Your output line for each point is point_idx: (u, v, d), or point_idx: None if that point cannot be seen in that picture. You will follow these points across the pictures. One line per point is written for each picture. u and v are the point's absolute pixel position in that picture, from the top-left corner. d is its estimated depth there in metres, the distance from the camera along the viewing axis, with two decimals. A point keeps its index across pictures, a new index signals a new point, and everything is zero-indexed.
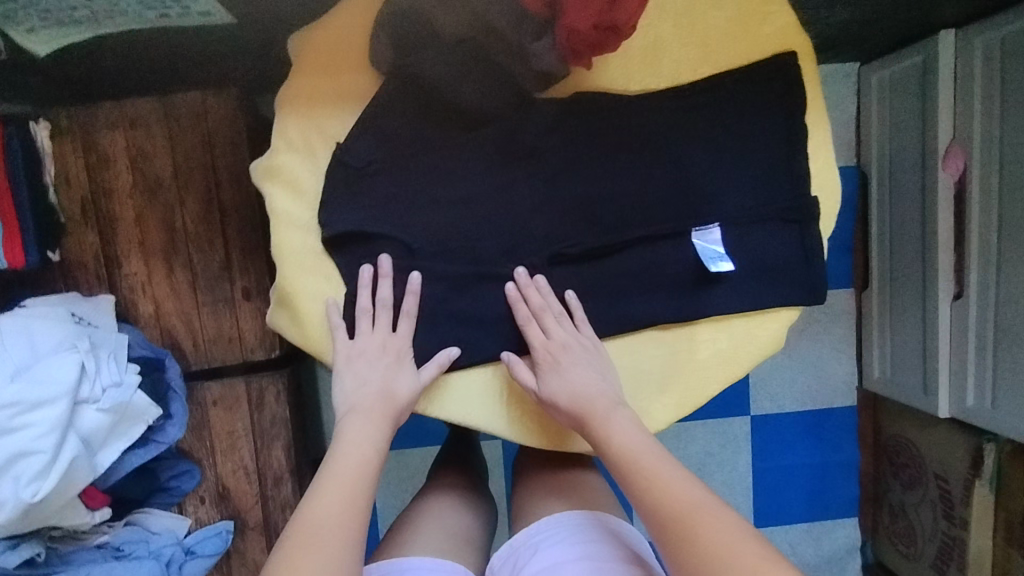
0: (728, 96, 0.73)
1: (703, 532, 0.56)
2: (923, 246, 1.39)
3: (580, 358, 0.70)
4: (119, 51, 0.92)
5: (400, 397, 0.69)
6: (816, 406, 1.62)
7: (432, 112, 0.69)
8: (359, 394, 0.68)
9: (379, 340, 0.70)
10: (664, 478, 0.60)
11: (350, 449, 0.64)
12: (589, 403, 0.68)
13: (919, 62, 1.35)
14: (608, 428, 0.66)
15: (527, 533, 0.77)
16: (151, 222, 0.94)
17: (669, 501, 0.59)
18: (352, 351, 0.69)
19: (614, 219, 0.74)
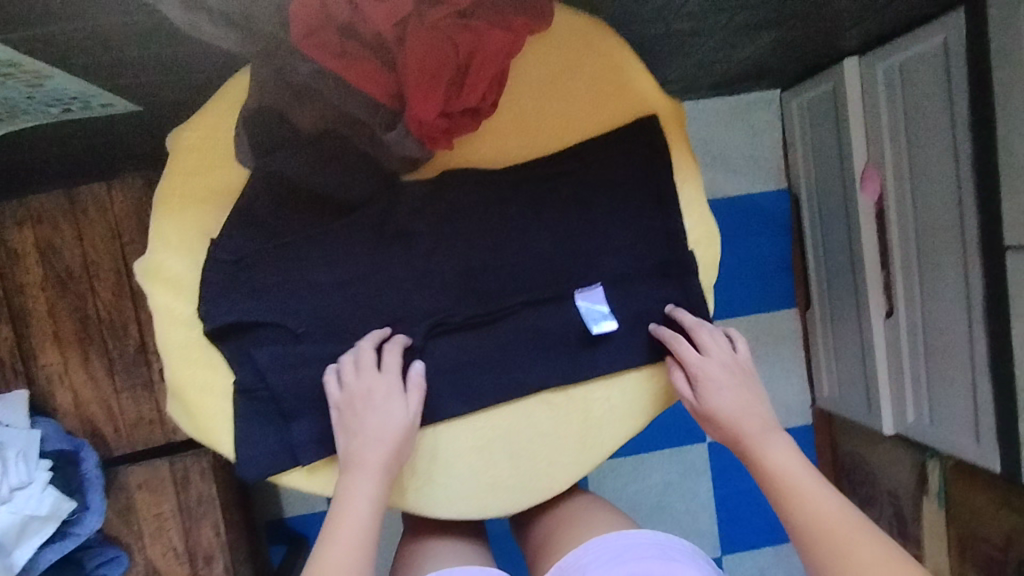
0: (595, 161, 0.75)
1: (853, 557, 0.61)
2: (853, 266, 1.40)
3: (741, 381, 0.74)
4: (24, 149, 0.95)
5: (390, 442, 0.69)
6: None
7: (303, 201, 0.71)
8: (359, 444, 0.69)
9: (369, 385, 0.69)
10: (824, 501, 0.65)
11: (348, 514, 0.66)
12: (742, 423, 0.72)
13: (830, 89, 1.38)
14: (764, 450, 0.70)
15: (577, 555, 0.77)
16: (64, 313, 0.95)
17: (826, 530, 0.63)
18: (348, 403, 0.70)
19: (495, 288, 0.75)
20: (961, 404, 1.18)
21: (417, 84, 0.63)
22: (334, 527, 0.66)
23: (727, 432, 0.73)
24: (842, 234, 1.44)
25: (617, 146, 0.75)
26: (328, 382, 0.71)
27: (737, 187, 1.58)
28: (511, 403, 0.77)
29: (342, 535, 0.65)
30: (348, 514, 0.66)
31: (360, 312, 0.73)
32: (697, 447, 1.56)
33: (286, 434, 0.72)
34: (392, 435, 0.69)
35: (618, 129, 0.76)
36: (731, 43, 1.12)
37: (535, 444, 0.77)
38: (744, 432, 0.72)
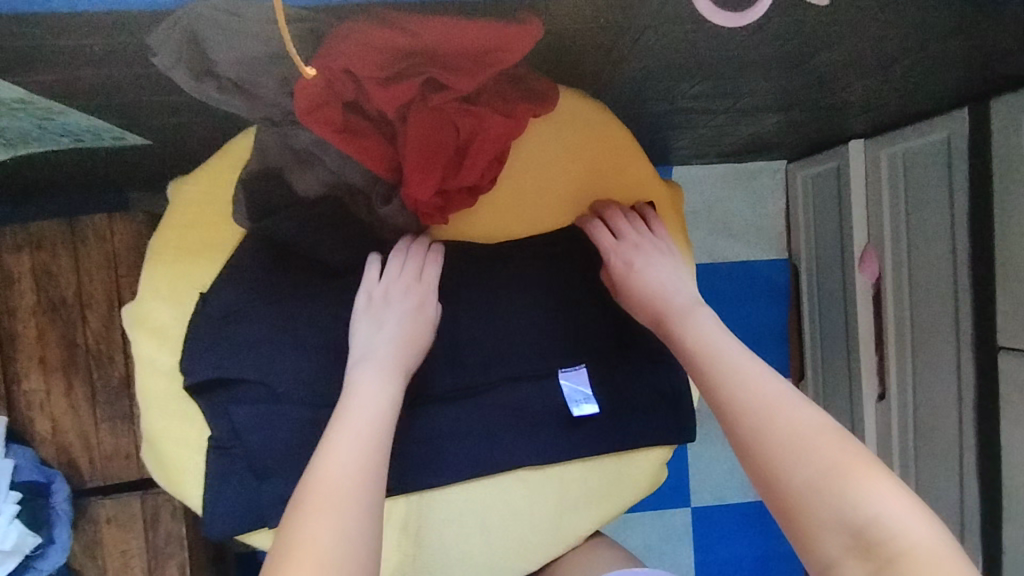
0: (584, 241, 0.78)
1: (778, 423, 0.56)
2: (848, 344, 1.40)
3: (657, 266, 0.75)
4: (31, 175, 0.97)
5: (409, 341, 0.70)
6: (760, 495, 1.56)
7: (297, 262, 0.72)
8: (379, 335, 0.69)
9: (403, 282, 0.72)
10: (748, 373, 0.61)
11: (352, 407, 0.64)
12: (666, 302, 0.72)
13: (834, 167, 1.40)
14: (686, 325, 0.69)
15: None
16: (52, 340, 0.96)
17: (745, 407, 0.59)
18: (375, 294, 0.72)
19: (480, 360, 0.75)
20: (949, 498, 1.16)
21: (415, 164, 0.65)
22: (336, 427, 0.62)
23: (655, 319, 0.72)
24: (838, 310, 1.44)
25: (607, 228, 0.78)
26: (367, 272, 0.73)
27: (737, 253, 1.59)
28: (486, 479, 0.75)
29: (342, 433, 0.61)
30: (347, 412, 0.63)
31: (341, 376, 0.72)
32: (679, 512, 1.53)
33: (255, 494, 0.71)
34: (416, 334, 0.71)
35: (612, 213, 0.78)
36: (736, 121, 1.14)
37: (508, 521, 0.76)
38: (669, 315, 0.71)
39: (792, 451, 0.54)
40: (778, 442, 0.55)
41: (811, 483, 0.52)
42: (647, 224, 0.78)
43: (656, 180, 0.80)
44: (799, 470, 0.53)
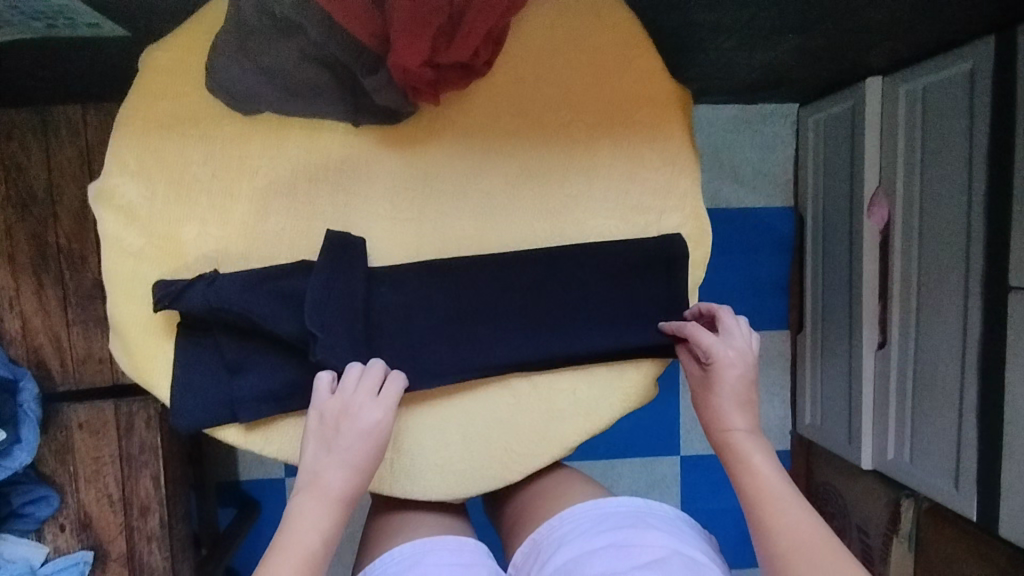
0: (581, 137, 0.71)
1: (805, 552, 0.57)
2: (850, 293, 1.36)
3: (743, 382, 0.68)
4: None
5: (353, 472, 0.63)
6: None
7: (281, 139, 0.68)
8: (329, 463, 0.62)
9: (354, 408, 0.63)
10: (800, 521, 0.59)
11: (295, 529, 0.59)
12: (731, 419, 0.67)
13: (848, 108, 1.34)
14: (746, 456, 0.65)
15: (551, 527, 0.73)
16: (21, 236, 0.91)
17: (802, 542, 0.57)
18: (332, 414, 0.63)
19: (467, 260, 0.71)
20: (944, 444, 1.13)
21: (405, 30, 0.60)
22: (279, 548, 0.58)
23: (716, 427, 0.68)
24: (842, 259, 1.40)
25: (607, 126, 0.71)
26: (318, 386, 0.64)
27: (742, 200, 1.53)
28: (470, 383, 0.72)
29: (282, 559, 0.57)
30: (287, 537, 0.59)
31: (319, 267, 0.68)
32: (669, 460, 1.51)
33: (227, 386, 0.67)
34: (363, 464, 0.63)
35: (620, 113, 0.71)
36: (751, 45, 1.08)
37: (493, 429, 0.73)
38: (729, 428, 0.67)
39: None
40: None
41: None
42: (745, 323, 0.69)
43: (665, 73, 0.72)
44: None
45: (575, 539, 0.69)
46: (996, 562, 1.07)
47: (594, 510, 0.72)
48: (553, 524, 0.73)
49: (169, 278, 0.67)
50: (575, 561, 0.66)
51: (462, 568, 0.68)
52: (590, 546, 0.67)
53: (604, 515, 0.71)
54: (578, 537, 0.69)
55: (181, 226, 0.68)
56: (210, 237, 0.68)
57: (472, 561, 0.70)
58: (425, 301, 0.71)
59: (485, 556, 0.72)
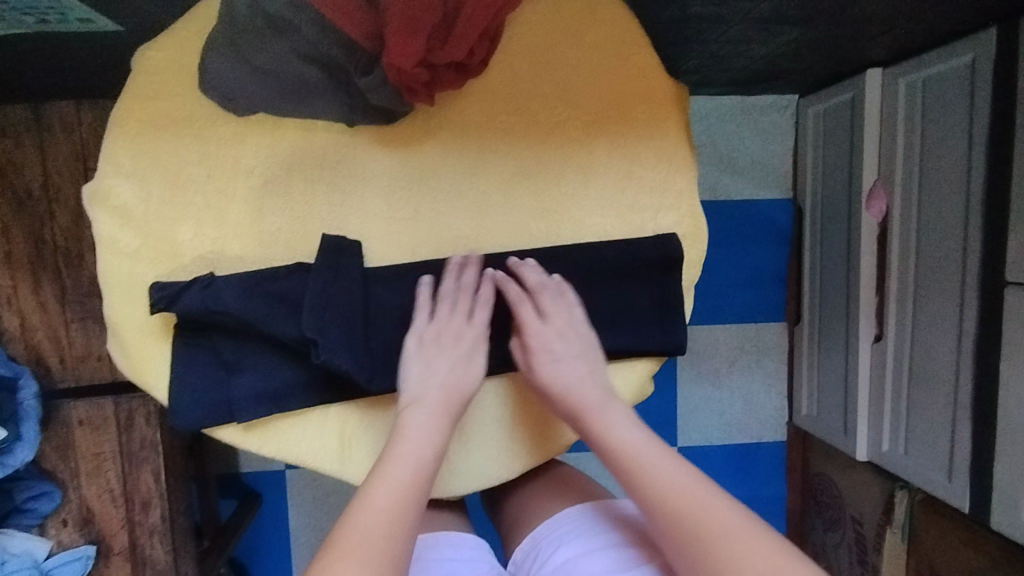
0: (577, 135, 0.71)
1: (679, 514, 0.57)
2: (848, 285, 1.36)
3: (569, 353, 0.68)
4: None
5: (458, 383, 0.66)
6: (745, 438, 1.60)
7: (275, 138, 0.68)
8: (428, 381, 0.65)
9: (454, 327, 0.68)
10: (670, 476, 0.59)
11: (405, 442, 0.62)
12: (578, 398, 0.67)
13: (848, 99, 1.33)
14: (607, 428, 0.64)
15: (551, 525, 0.74)
16: (17, 234, 0.91)
17: (675, 500, 0.58)
18: (426, 335, 0.67)
19: (463, 260, 0.71)
20: (939, 436, 1.14)
21: (399, 29, 0.59)
22: (387, 461, 0.60)
23: (575, 417, 0.67)
24: (839, 252, 1.40)
25: (603, 124, 0.71)
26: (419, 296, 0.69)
27: (741, 192, 1.53)
28: None
29: (393, 470, 0.59)
30: (398, 451, 0.61)
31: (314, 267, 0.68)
32: None
33: (225, 385, 0.68)
34: (465, 383, 0.66)
35: (617, 111, 0.71)
36: (750, 37, 1.07)
37: (489, 427, 0.73)
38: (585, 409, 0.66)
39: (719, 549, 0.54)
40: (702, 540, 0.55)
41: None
42: (544, 277, 0.69)
43: (662, 69, 0.72)
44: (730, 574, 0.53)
45: (574, 540, 0.71)
46: (988, 553, 1.08)
47: (594, 509, 0.74)
48: (553, 523, 0.74)
49: (166, 279, 0.67)
50: (574, 563, 0.68)
51: (465, 565, 0.72)
52: (589, 548, 0.69)
53: (601, 513, 0.73)
54: (576, 539, 0.71)
55: (177, 226, 0.68)
56: (206, 237, 0.68)
57: (475, 557, 0.74)
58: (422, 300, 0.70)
59: (486, 553, 0.75)
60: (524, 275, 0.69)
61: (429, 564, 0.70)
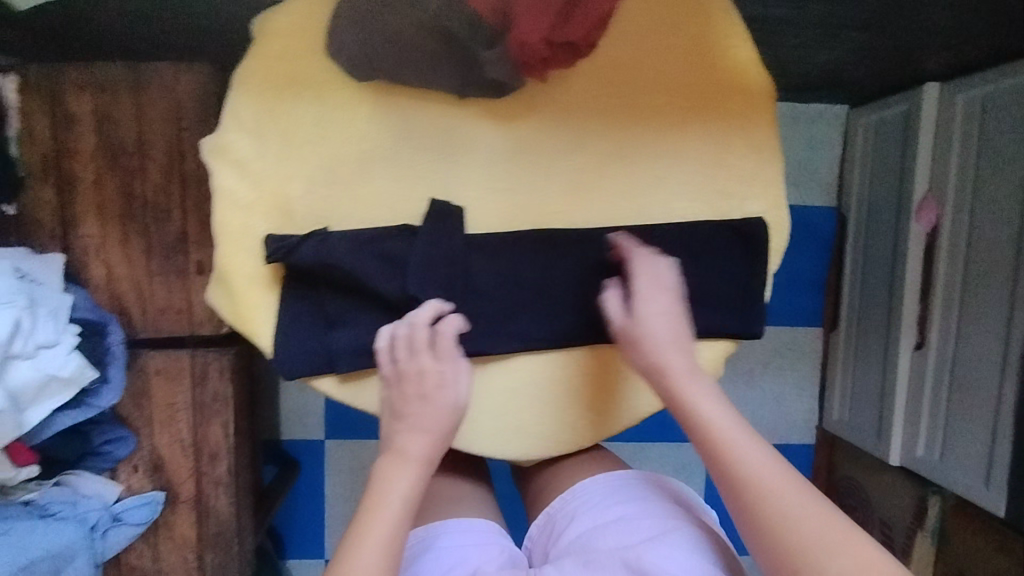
0: (674, 121, 0.74)
1: (751, 476, 0.58)
2: (890, 293, 1.39)
3: (675, 323, 0.68)
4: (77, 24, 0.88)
5: (435, 422, 0.64)
6: (772, 438, 1.63)
7: (391, 103, 0.71)
8: (415, 401, 0.65)
9: (423, 365, 0.66)
10: (746, 446, 0.60)
11: (408, 452, 0.63)
12: (669, 361, 0.66)
13: (903, 111, 1.35)
14: (693, 398, 0.64)
15: (563, 499, 0.79)
16: (110, 186, 0.94)
17: (748, 463, 0.59)
18: (413, 344, 0.66)
19: (557, 233, 0.74)
20: (978, 444, 1.17)
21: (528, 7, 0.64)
22: (390, 470, 0.62)
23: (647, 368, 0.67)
24: (883, 260, 1.42)
25: (700, 113, 0.74)
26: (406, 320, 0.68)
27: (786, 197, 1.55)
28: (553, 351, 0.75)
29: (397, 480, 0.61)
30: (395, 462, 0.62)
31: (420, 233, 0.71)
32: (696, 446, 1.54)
33: (326, 337, 0.71)
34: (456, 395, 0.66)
35: (716, 98, 0.74)
36: (820, 43, 1.10)
37: (569, 394, 0.76)
38: (660, 371, 0.66)
39: (788, 507, 0.56)
40: (769, 496, 0.57)
41: (796, 533, 0.55)
42: (660, 266, 0.70)
43: (758, 62, 0.74)
44: (802, 527, 0.55)
45: (586, 512, 0.75)
46: (1020, 558, 1.11)
47: (607, 482, 0.78)
48: (566, 497, 0.79)
49: (279, 232, 0.71)
50: (589, 533, 0.72)
51: (477, 548, 0.73)
52: (602, 521, 0.73)
53: (613, 484, 0.78)
54: (590, 510, 0.75)
55: (290, 182, 0.71)
56: (318, 195, 0.71)
57: (486, 540, 0.75)
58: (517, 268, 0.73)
59: (497, 534, 0.77)
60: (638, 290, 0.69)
61: (440, 552, 0.72)
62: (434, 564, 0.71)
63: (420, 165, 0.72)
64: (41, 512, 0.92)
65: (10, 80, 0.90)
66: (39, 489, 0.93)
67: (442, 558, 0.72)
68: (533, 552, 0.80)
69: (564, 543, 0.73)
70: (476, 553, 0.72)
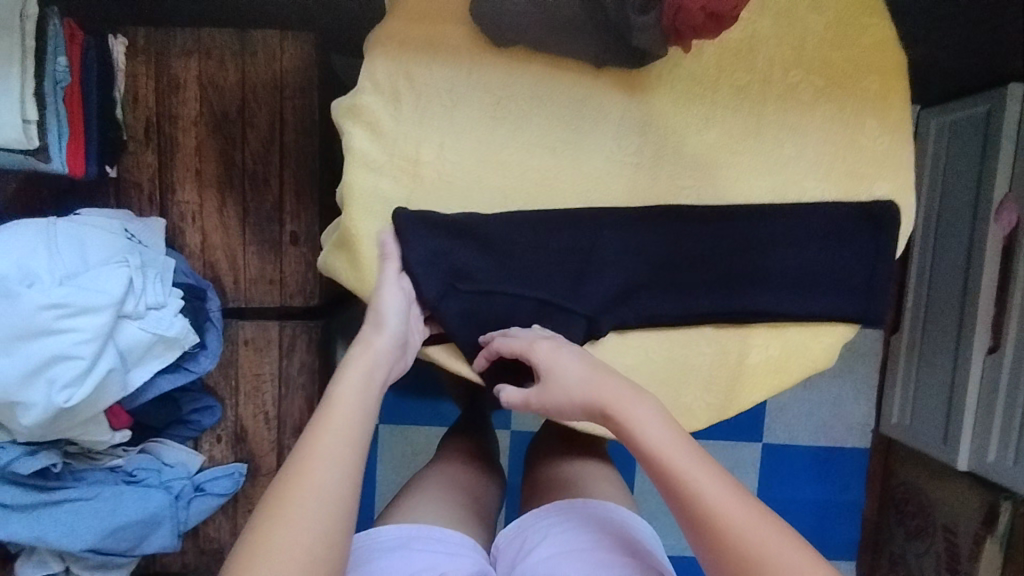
0: (805, 99, 0.73)
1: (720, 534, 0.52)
2: (963, 293, 1.23)
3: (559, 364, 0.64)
4: None
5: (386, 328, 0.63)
6: (826, 443, 1.48)
7: (527, 69, 0.70)
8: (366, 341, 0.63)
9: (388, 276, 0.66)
10: (707, 498, 0.53)
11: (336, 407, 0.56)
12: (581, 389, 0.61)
13: (981, 114, 1.18)
14: (628, 416, 0.58)
15: (537, 514, 0.75)
16: (210, 153, 0.93)
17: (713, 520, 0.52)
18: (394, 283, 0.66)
19: (686, 209, 0.73)
20: None
21: None
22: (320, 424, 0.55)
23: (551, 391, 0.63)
24: (954, 261, 1.26)
25: (834, 91, 0.73)
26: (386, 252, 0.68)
27: None
28: (676, 329, 0.74)
29: (328, 433, 0.55)
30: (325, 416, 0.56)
31: (556, 207, 0.71)
32: (751, 447, 1.46)
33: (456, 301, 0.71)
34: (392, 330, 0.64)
35: (851, 80, 0.73)
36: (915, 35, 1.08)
37: (681, 374, 0.74)
38: (592, 397, 0.60)
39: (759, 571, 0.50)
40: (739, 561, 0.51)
41: None
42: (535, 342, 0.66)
43: (895, 41, 0.74)
44: None
45: (560, 533, 0.71)
46: None
47: (583, 505, 0.74)
48: (547, 509, 0.75)
49: (410, 206, 0.70)
50: (558, 556, 0.67)
51: (449, 558, 0.68)
52: (573, 546, 0.68)
53: (586, 507, 0.74)
54: (562, 533, 0.71)
55: (421, 146, 0.70)
56: (448, 160, 0.70)
57: (459, 551, 0.70)
58: (646, 242, 0.72)
59: (470, 548, 0.72)
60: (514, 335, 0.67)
61: (412, 555, 0.68)
62: (401, 566, 0.66)
63: (555, 136, 0.71)
64: (127, 478, 0.91)
65: (119, 42, 0.89)
66: (125, 455, 0.92)
67: (413, 561, 0.67)
68: (495, 564, 0.75)
69: (532, 561, 0.69)
70: (448, 562, 0.68)
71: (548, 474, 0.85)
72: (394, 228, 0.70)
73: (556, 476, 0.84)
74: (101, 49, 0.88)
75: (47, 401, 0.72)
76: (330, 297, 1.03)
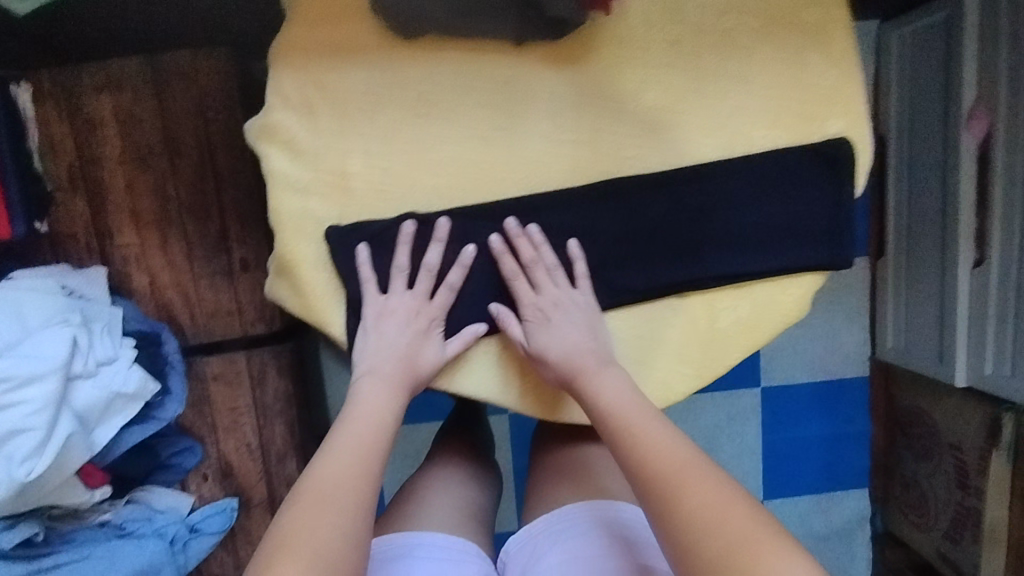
0: (743, 44, 0.69)
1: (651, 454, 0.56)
2: (942, 209, 1.19)
3: (569, 315, 0.68)
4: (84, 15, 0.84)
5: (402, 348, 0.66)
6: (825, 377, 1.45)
7: (444, 59, 0.66)
8: (395, 350, 0.66)
9: (412, 304, 0.67)
10: (652, 431, 0.58)
11: (349, 451, 0.58)
12: (576, 357, 0.66)
13: (941, 21, 1.12)
14: (595, 384, 0.64)
15: (547, 519, 0.72)
16: (141, 191, 0.89)
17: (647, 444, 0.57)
18: (384, 308, 0.67)
19: (633, 178, 0.69)
20: None
21: None
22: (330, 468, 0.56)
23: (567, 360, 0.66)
24: (930, 179, 1.22)
25: (772, 31, 0.69)
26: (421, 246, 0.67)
27: None
28: (641, 304, 0.71)
29: (347, 470, 0.57)
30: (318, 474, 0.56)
31: (497, 201, 0.68)
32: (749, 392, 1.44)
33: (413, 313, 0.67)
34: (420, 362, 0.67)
35: (787, 17, 0.69)
36: None
37: (652, 349, 0.71)
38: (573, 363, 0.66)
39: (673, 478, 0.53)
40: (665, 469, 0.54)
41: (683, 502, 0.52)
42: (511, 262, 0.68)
43: None
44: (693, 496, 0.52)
45: (569, 539, 0.68)
46: None
47: (599, 502, 0.72)
48: (559, 513, 0.72)
49: (342, 223, 0.67)
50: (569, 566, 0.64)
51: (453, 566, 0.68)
52: (583, 553, 0.65)
53: (604, 506, 0.71)
54: (574, 539, 0.68)
55: (345, 158, 0.66)
56: (377, 167, 0.67)
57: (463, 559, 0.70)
58: (595, 220, 0.69)
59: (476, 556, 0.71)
60: (517, 243, 0.68)
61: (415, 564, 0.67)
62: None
63: (486, 125, 0.67)
64: (118, 532, 0.90)
65: (24, 89, 0.85)
66: (112, 509, 0.90)
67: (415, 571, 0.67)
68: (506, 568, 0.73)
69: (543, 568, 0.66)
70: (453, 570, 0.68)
71: (538, 462, 0.83)
72: (330, 250, 0.67)
73: (547, 463, 0.82)
74: (5, 100, 0.83)
75: (8, 477, 0.69)
76: (294, 316, 1.00)
